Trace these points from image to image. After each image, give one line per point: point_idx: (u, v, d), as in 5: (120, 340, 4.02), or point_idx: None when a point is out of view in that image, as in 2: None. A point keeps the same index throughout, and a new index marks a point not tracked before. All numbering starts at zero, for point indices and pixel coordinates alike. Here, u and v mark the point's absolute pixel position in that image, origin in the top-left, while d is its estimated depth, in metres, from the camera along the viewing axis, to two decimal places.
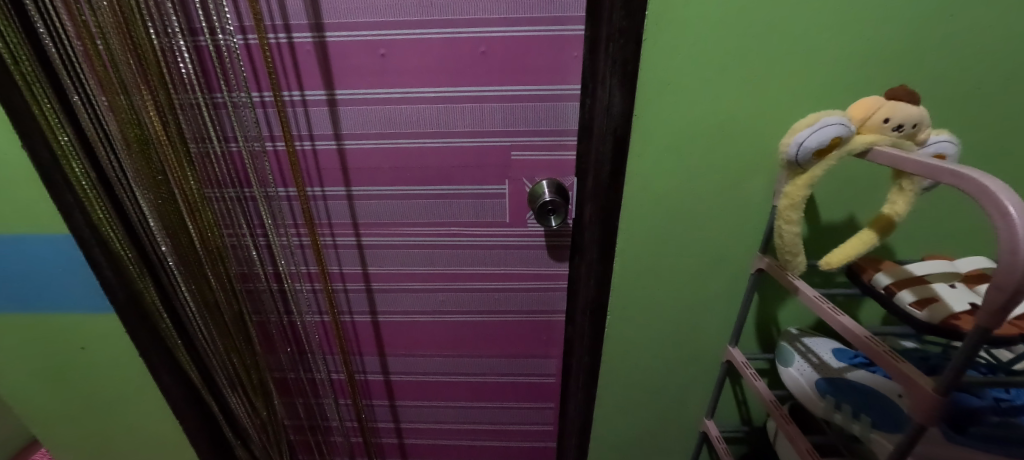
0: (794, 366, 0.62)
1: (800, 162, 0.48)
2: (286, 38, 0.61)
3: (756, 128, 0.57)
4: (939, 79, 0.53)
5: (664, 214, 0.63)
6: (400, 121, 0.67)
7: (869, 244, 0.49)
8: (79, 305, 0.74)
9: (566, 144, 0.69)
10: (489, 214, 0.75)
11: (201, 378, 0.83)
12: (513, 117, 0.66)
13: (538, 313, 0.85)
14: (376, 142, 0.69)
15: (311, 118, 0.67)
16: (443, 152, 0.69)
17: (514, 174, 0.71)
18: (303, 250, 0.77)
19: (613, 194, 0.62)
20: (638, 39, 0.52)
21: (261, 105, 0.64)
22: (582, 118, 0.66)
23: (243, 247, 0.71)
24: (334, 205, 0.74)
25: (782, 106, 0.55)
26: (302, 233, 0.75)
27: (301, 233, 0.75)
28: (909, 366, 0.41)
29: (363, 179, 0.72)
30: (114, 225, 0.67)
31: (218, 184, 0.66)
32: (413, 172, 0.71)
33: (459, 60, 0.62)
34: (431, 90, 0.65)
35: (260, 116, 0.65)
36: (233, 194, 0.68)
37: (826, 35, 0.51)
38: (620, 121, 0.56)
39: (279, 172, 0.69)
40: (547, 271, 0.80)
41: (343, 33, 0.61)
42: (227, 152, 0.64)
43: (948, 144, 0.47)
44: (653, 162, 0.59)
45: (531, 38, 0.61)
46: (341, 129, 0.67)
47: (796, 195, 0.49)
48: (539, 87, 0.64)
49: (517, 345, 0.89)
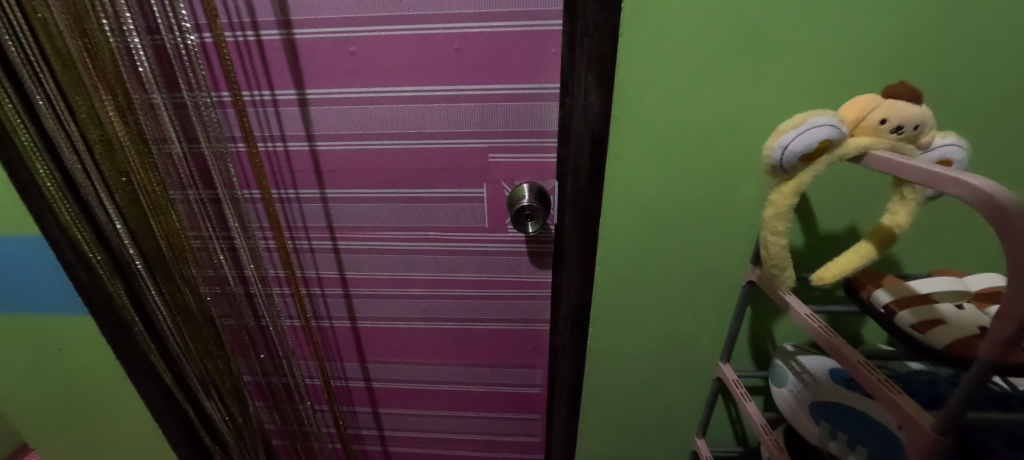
0: (787, 387, 0.57)
1: (786, 168, 0.41)
2: (253, 35, 0.59)
3: (746, 132, 0.52)
4: (950, 78, 0.48)
5: (647, 222, 0.59)
6: (373, 122, 0.64)
7: (865, 258, 0.44)
8: (57, 307, 0.74)
9: (547, 146, 0.65)
10: (467, 219, 0.71)
11: (177, 381, 0.82)
12: (490, 118, 0.63)
13: (522, 323, 0.81)
14: (350, 143, 0.66)
15: (283, 119, 0.65)
16: (419, 155, 0.67)
17: (493, 177, 0.68)
18: (270, 253, 0.74)
19: (591, 199, 0.58)
20: (615, 35, 0.48)
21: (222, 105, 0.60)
22: (562, 118, 0.62)
23: (210, 251, 0.68)
24: (309, 208, 0.72)
25: (773, 107, 0.51)
26: (269, 235, 0.71)
27: (267, 236, 0.71)
28: (903, 396, 0.37)
29: (337, 181, 0.69)
30: (80, 224, 0.65)
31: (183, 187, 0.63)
32: (389, 174, 0.68)
33: (433, 58, 0.59)
34: (405, 89, 0.62)
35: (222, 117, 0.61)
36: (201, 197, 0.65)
37: (825, 28, 0.46)
38: (597, 122, 0.53)
39: (243, 174, 0.65)
40: (531, 279, 0.76)
41: (311, 30, 0.58)
42: (193, 153, 0.62)
43: (955, 148, 0.42)
44: (634, 167, 0.55)
45: (506, 34, 0.57)
46: (313, 129, 0.65)
47: (781, 207, 0.44)
48: (516, 86, 0.61)
49: (502, 355, 0.85)
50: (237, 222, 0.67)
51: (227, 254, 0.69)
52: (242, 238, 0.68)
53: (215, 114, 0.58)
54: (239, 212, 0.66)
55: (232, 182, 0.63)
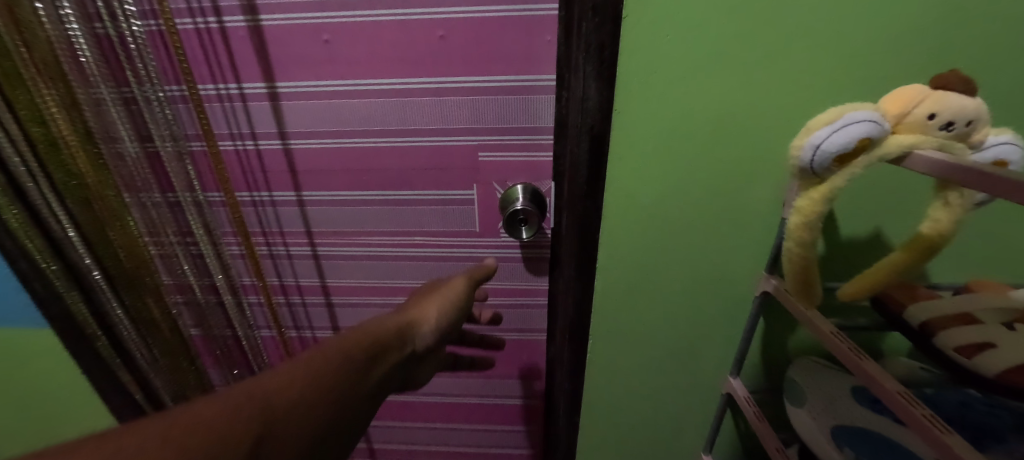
0: (805, 406, 0.53)
1: (817, 171, 0.35)
2: (215, 22, 0.53)
3: (762, 129, 0.47)
4: (997, 67, 0.43)
5: (651, 227, 0.54)
6: (351, 118, 0.59)
7: (899, 269, 0.40)
8: (14, 319, 0.68)
9: (542, 144, 0.59)
10: (456, 223, 0.66)
11: (147, 396, 0.77)
12: (479, 113, 0.57)
13: (516, 332, 0.76)
14: (327, 142, 0.60)
15: (252, 115, 0.59)
16: (402, 154, 0.61)
17: (483, 177, 0.62)
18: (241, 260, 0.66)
19: (590, 202, 0.53)
20: (616, 18, 0.42)
21: (176, 99, 0.53)
22: (559, 113, 0.56)
23: (173, 259, 0.63)
24: (284, 212, 0.66)
25: (794, 101, 0.45)
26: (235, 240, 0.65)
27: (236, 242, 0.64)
28: (956, 439, 0.31)
29: (314, 183, 0.64)
30: (29, 231, 0.58)
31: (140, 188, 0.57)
32: (370, 175, 0.63)
33: (415, 46, 0.53)
34: (385, 81, 0.56)
35: (181, 113, 0.54)
36: (160, 200, 0.59)
37: (855, 11, 0.41)
38: (597, 118, 0.47)
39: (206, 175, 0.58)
40: (525, 286, 0.71)
41: (280, 16, 0.52)
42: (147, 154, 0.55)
43: (1011, 147, 0.36)
44: (638, 167, 0.50)
45: (496, 20, 0.51)
46: (286, 126, 0.59)
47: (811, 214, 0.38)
48: (508, 78, 0.55)
49: (495, 366, 0.80)
50: (200, 228, 0.61)
51: (190, 262, 0.64)
52: (207, 244, 0.63)
53: (170, 111, 0.53)
54: (201, 217, 0.60)
55: (193, 184, 0.58)
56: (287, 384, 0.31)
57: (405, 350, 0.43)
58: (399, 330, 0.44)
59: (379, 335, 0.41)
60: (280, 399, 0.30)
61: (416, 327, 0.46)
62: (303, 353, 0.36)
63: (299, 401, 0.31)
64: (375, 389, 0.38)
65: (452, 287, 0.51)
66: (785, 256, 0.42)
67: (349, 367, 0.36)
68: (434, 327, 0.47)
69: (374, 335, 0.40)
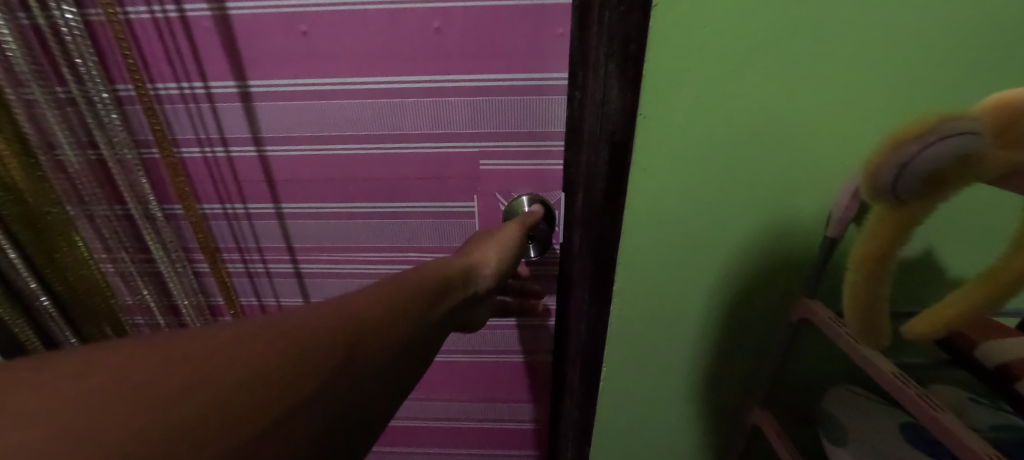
0: (848, 447, 0.48)
1: (896, 189, 0.28)
2: (174, 11, 0.45)
3: (803, 137, 0.41)
4: None
5: (677, 245, 0.48)
6: (336, 121, 0.51)
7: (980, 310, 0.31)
8: None
9: (550, 151, 0.53)
10: (453, 238, 0.60)
11: None
12: (479, 116, 0.51)
13: (520, 354, 0.70)
14: (308, 149, 0.53)
15: (222, 117, 0.51)
16: (393, 163, 0.54)
17: (485, 188, 0.56)
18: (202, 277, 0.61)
19: (608, 218, 0.46)
20: (646, 6, 0.36)
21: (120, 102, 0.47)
22: (570, 117, 0.49)
23: (130, 278, 0.56)
24: (261, 226, 0.59)
25: (842, 104, 0.40)
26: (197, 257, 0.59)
27: (195, 259, 0.59)
28: None
29: (293, 195, 0.57)
30: None
31: (85, 202, 0.50)
32: (356, 186, 0.56)
33: (409, 40, 0.46)
34: (374, 79, 0.49)
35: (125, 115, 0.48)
36: (107, 214, 0.52)
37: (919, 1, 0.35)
38: (619, 123, 0.41)
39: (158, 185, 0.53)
40: (530, 306, 0.64)
41: (250, 4, 0.44)
42: (91, 162, 0.49)
43: None
44: (664, 178, 0.44)
45: (499, 10, 0.44)
46: (261, 130, 0.52)
47: (885, 248, 0.31)
48: (513, 77, 0.48)
49: (496, 389, 0.74)
50: (159, 247, 0.54)
51: (149, 283, 0.58)
52: (167, 265, 0.55)
53: (116, 117, 0.45)
54: (158, 233, 0.54)
55: (147, 197, 0.51)
56: (371, 305, 0.28)
57: (468, 291, 0.40)
58: (464, 270, 0.40)
59: (445, 273, 0.38)
60: (364, 322, 0.27)
61: (478, 270, 0.42)
62: (377, 283, 0.32)
63: (378, 326, 0.28)
64: (443, 329, 0.35)
65: (508, 231, 0.47)
66: (846, 293, 0.35)
67: (415, 301, 0.32)
68: (495, 271, 0.44)
69: (438, 274, 0.37)
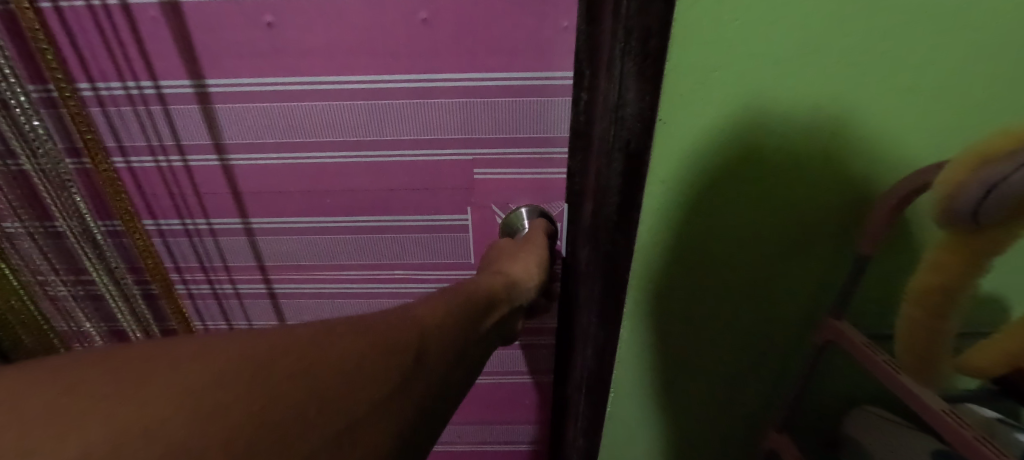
0: None
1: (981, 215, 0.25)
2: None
3: (836, 150, 0.37)
4: None
5: (692, 261, 0.44)
6: (310, 127, 0.45)
7: None
8: None
9: (553, 159, 0.48)
10: (444, 253, 0.55)
11: None
12: (473, 121, 0.45)
13: (517, 373, 0.65)
14: (278, 158, 0.46)
15: (177, 122, 0.43)
16: (376, 173, 0.48)
17: (479, 200, 0.51)
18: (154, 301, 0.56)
19: (619, 237, 0.41)
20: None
21: (44, 103, 0.41)
22: (575, 121, 0.44)
23: (62, 299, 0.52)
24: (228, 244, 0.53)
25: (883, 116, 0.35)
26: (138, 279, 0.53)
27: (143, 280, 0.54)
28: None
29: (264, 210, 0.50)
30: None
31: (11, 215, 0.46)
32: (336, 198, 0.50)
33: (393, 34, 0.40)
34: (353, 78, 0.42)
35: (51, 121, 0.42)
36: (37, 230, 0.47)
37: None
38: (636, 132, 0.35)
39: (93, 199, 0.47)
40: (530, 325, 0.59)
41: None
42: (18, 174, 0.43)
43: None
44: (682, 191, 0.40)
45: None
46: (223, 137, 0.44)
47: (957, 283, 0.29)
48: (513, 77, 0.42)
49: (491, 409, 0.70)
50: (101, 271, 0.49)
51: (89, 308, 0.54)
52: (109, 287, 0.51)
53: (38, 124, 0.39)
54: (97, 253, 0.48)
55: (83, 216, 0.45)
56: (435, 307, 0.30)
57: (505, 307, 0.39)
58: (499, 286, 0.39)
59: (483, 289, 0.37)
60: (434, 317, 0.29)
61: (515, 285, 0.41)
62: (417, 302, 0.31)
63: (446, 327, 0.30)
64: (479, 348, 0.34)
65: (535, 244, 0.46)
66: (902, 328, 0.33)
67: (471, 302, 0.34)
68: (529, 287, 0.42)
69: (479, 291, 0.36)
